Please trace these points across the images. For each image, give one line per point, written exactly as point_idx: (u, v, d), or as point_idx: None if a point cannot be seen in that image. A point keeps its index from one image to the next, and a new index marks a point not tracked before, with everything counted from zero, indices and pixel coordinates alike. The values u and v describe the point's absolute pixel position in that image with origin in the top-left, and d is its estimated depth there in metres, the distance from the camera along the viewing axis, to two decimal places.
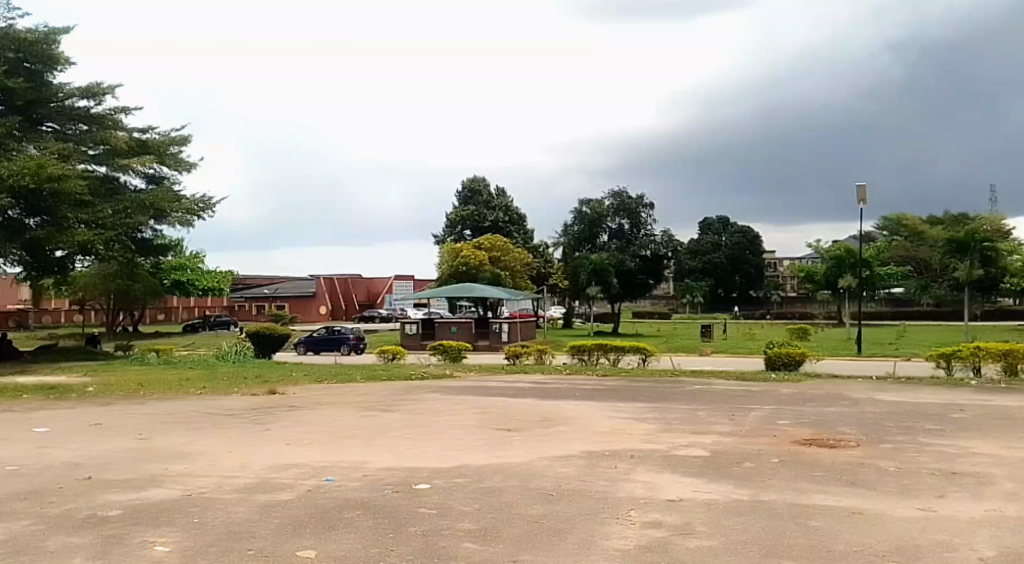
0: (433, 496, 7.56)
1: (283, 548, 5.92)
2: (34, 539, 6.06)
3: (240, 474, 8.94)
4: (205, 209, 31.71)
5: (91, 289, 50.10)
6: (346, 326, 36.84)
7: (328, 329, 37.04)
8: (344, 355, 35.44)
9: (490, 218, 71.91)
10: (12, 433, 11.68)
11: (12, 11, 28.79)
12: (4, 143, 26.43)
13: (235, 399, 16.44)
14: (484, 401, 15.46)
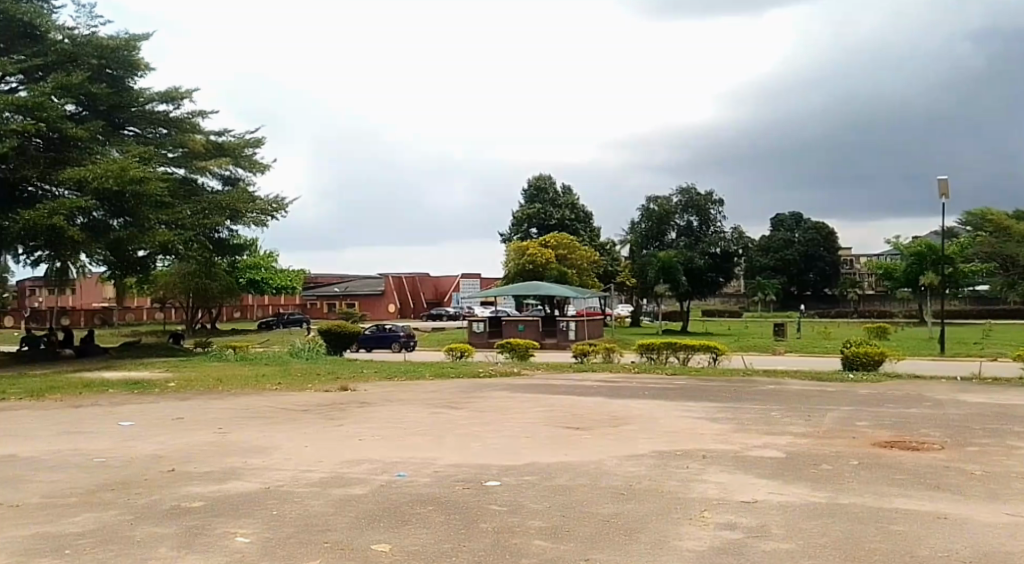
0: (503, 493, 7.60)
1: (358, 541, 6.04)
2: (122, 528, 6.33)
3: (315, 468, 9.16)
4: (277, 209, 32.68)
5: (172, 288, 52.11)
6: (398, 325, 37.56)
7: (379, 326, 37.78)
8: (393, 352, 36.09)
9: (556, 215, 71.81)
10: (100, 426, 12.24)
11: (95, 19, 30.01)
12: (89, 147, 27.66)
13: (308, 394, 16.85)
14: (552, 399, 15.46)
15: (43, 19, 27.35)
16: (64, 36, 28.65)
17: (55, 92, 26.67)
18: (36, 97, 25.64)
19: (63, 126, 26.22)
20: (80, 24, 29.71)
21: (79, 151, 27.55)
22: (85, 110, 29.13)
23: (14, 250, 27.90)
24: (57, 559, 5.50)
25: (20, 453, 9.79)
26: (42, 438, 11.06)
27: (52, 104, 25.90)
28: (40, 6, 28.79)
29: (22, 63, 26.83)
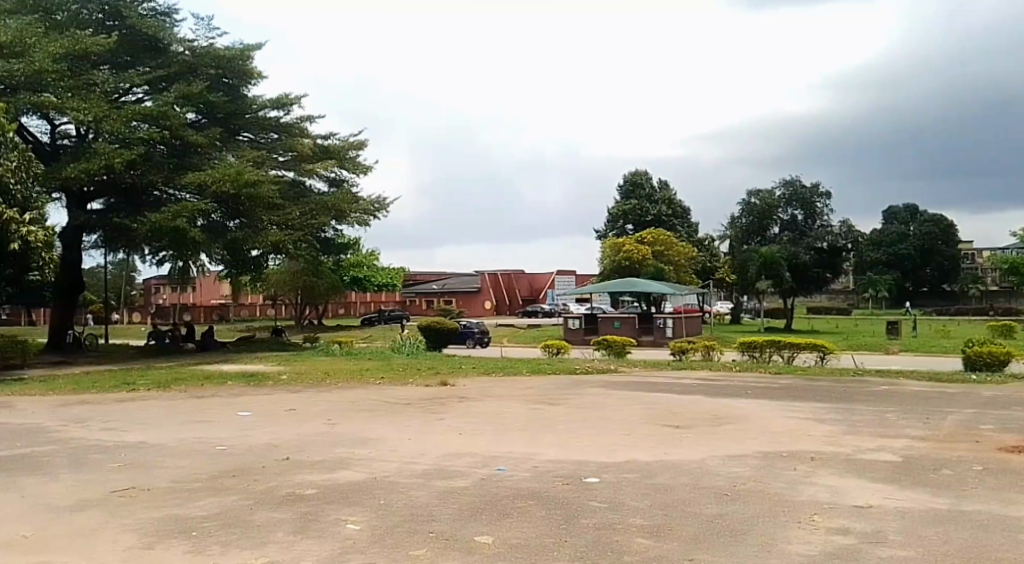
0: (604, 490, 7.60)
1: (462, 532, 6.18)
2: (242, 513, 6.69)
3: (419, 460, 9.41)
4: (380, 210, 33.67)
5: (282, 285, 54.45)
6: (470, 322, 38.33)
7: None
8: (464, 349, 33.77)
9: (652, 211, 70.90)
10: (218, 416, 12.95)
11: (213, 31, 31.59)
12: (208, 153, 29.28)
13: (410, 389, 17.29)
14: (651, 397, 15.31)
15: (166, 33, 29.06)
16: (185, 48, 30.26)
17: (177, 101, 28.38)
18: (161, 106, 27.37)
19: (185, 133, 27.91)
20: (199, 36, 31.36)
21: (199, 157, 29.19)
22: (203, 118, 30.81)
23: (142, 250, 29.80)
24: (185, 539, 5.86)
25: (149, 440, 10.47)
26: (168, 426, 11.80)
27: (175, 113, 27.60)
28: (162, 20, 30.60)
29: (148, 75, 28.60)
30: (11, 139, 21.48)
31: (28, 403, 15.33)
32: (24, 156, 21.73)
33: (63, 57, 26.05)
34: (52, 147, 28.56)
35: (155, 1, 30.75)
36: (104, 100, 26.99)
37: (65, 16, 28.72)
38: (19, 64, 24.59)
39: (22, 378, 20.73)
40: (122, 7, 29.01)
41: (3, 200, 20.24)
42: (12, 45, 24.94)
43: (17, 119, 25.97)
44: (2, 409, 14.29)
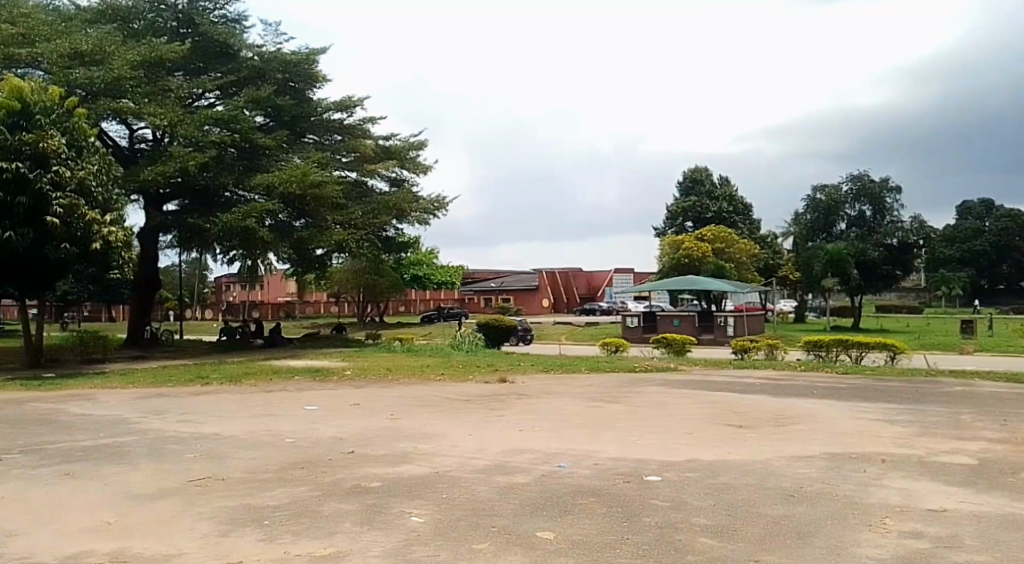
0: (666, 489, 7.57)
1: (523, 527, 6.24)
2: (312, 504, 6.89)
3: (481, 456, 9.53)
4: (440, 209, 34.06)
5: (345, 283, 55.57)
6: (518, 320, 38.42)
7: None
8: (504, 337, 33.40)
9: (713, 208, 69.87)
10: (286, 410, 13.32)
11: (281, 37, 32.34)
12: (275, 155, 30.02)
13: (471, 385, 17.48)
14: (713, 396, 15.14)
15: (236, 39, 29.89)
16: (254, 53, 31.06)
17: (246, 105, 29.26)
18: (231, 111, 28.27)
19: (254, 137, 28.73)
20: (268, 42, 32.14)
21: (267, 160, 29.99)
22: (271, 121, 31.65)
23: (213, 250, 30.79)
24: (258, 527, 6.07)
25: (221, 432, 10.83)
26: (239, 419, 12.19)
27: (244, 117, 28.47)
28: (232, 26, 31.49)
29: (219, 80, 29.53)
30: (92, 144, 22.50)
31: (109, 395, 16.04)
32: (105, 160, 22.73)
33: (139, 65, 27.12)
34: (129, 151, 29.71)
35: (226, 8, 31.65)
36: (177, 105, 27.97)
37: (142, 25, 29.86)
38: (100, 72, 25.69)
39: (104, 372, 21.66)
40: (194, 15, 29.99)
41: (86, 202, 21.20)
42: (93, 54, 26.09)
43: (98, 125, 27.10)
44: (86, 401, 14.97)
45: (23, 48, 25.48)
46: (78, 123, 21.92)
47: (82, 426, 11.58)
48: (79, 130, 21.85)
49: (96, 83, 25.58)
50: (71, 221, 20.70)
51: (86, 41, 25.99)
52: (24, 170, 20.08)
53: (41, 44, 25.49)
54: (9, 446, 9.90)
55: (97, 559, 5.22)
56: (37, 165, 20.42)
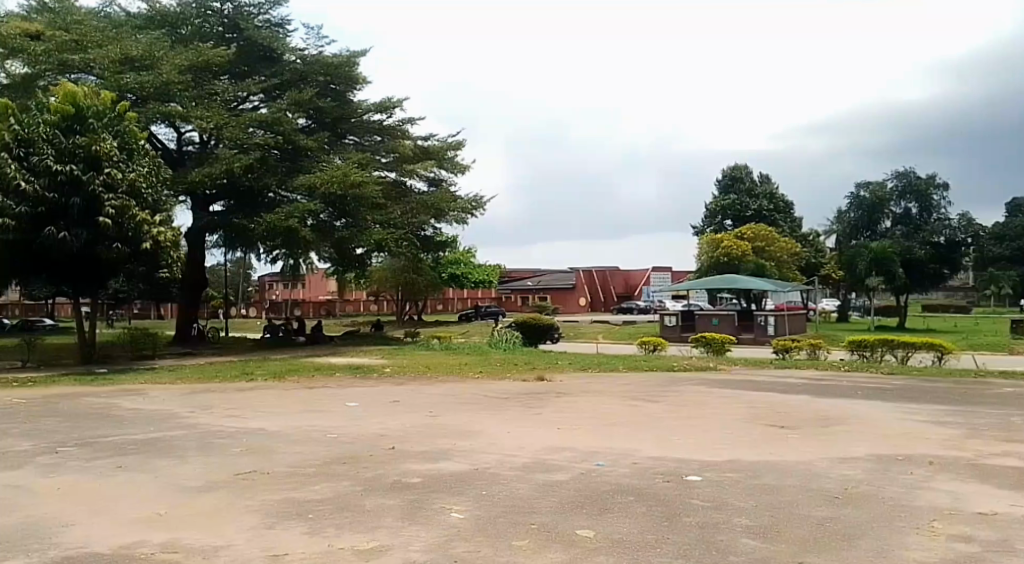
0: (706, 489, 7.51)
1: (563, 525, 6.25)
2: (354, 498, 6.98)
3: (519, 453, 9.55)
4: (477, 208, 34.19)
5: (384, 282, 56.10)
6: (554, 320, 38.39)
7: None
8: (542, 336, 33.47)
9: (753, 206, 69.05)
10: (328, 406, 13.51)
11: (322, 40, 32.70)
12: (317, 156, 30.41)
13: (509, 383, 17.53)
14: (754, 396, 14.97)
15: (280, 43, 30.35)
16: (297, 57, 31.45)
17: (289, 108, 29.68)
18: (274, 113, 28.72)
19: (296, 139, 29.13)
20: (310, 45, 32.54)
21: (309, 161, 30.41)
22: (313, 123, 32.06)
23: (256, 249, 31.32)
24: (303, 521, 6.18)
25: (266, 427, 11.04)
26: (283, 414, 12.40)
27: (287, 119, 28.91)
28: (276, 30, 31.92)
29: (264, 83, 30.00)
30: (143, 147, 23.01)
31: (158, 390, 16.43)
32: (154, 163, 23.22)
33: (187, 69, 27.68)
34: (177, 153, 30.31)
35: (270, 13, 32.12)
36: (223, 108, 28.45)
37: (189, 30, 30.48)
38: (150, 76, 26.31)
39: (154, 368, 22.22)
40: (240, 19, 30.48)
41: (137, 203, 21.70)
42: (143, 59, 26.73)
43: (148, 128, 27.72)
44: (137, 395, 15.37)
45: (77, 54, 26.19)
46: (129, 127, 22.44)
47: (134, 420, 11.90)
48: (131, 133, 22.36)
49: (146, 87, 26.21)
50: (122, 222, 21.21)
51: (136, 47, 26.66)
52: (77, 172, 20.66)
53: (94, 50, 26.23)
54: (66, 439, 10.21)
55: (149, 549, 5.36)
56: (90, 167, 21.00)
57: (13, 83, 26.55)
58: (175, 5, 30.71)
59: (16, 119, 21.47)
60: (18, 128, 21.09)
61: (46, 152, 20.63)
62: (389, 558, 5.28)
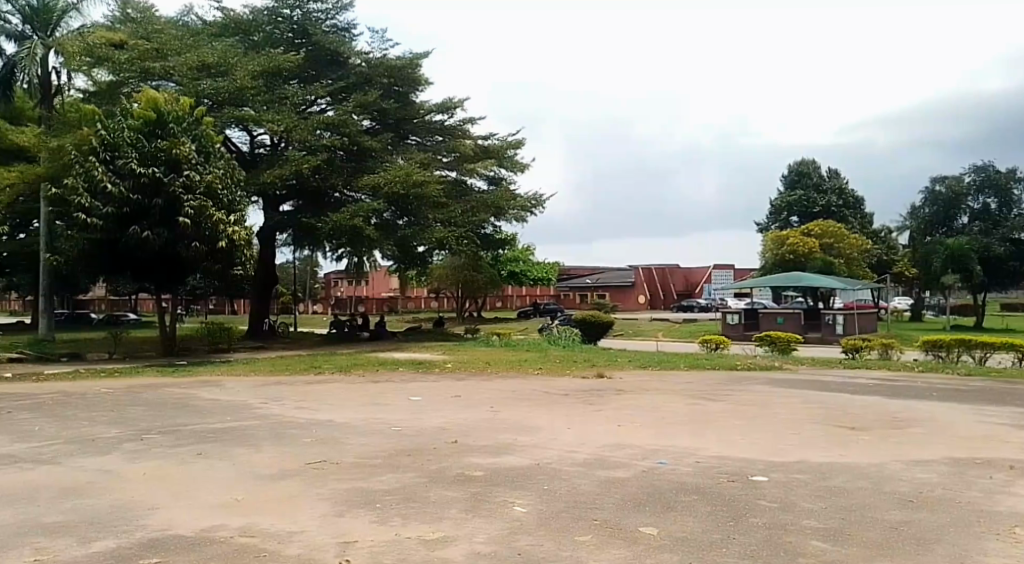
0: (773, 489, 7.36)
1: (627, 522, 6.21)
2: (419, 490, 7.08)
3: (581, 449, 9.53)
4: (537, 206, 34.24)
5: (444, 279, 56.67)
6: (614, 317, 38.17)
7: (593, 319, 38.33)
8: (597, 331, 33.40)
9: (820, 202, 67.35)
10: (392, 400, 13.72)
11: (386, 42, 33.11)
12: (380, 156, 30.86)
13: (569, 380, 17.52)
14: (822, 396, 14.61)
15: (345, 47, 30.86)
16: (362, 60, 31.94)
17: (354, 110, 30.22)
18: (341, 115, 29.28)
19: (361, 140, 29.67)
20: (374, 49, 33.01)
21: (373, 161, 30.91)
22: (377, 124, 32.53)
23: (323, 247, 31.98)
24: (369, 510, 6.29)
25: (333, 419, 11.28)
26: (350, 407, 12.65)
27: (353, 121, 29.44)
28: (343, 35, 32.38)
29: (331, 86, 30.56)
30: (218, 150, 23.74)
31: (230, 382, 16.99)
32: (230, 165, 23.90)
33: (259, 75, 28.43)
34: (250, 156, 31.15)
35: (337, 18, 32.62)
36: (292, 112, 29.09)
37: (261, 37, 31.27)
38: (225, 82, 27.17)
39: (229, 360, 22.99)
40: (308, 25, 31.07)
41: (214, 203, 22.43)
42: (218, 66, 27.61)
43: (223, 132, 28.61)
44: (211, 387, 15.92)
45: (157, 62, 27.20)
46: (207, 131, 23.20)
47: (210, 410, 12.31)
48: (207, 137, 23.12)
49: (221, 93, 27.10)
50: (200, 222, 21.90)
51: (211, 54, 27.49)
52: (158, 174, 21.50)
53: (173, 59, 27.24)
54: (147, 427, 10.64)
55: (227, 532, 5.55)
56: (171, 169, 21.84)
57: (100, 91, 27.78)
58: (247, 12, 31.54)
59: (103, 124, 22.48)
60: (104, 133, 22.08)
61: (131, 156, 21.57)
62: (455, 549, 5.34)
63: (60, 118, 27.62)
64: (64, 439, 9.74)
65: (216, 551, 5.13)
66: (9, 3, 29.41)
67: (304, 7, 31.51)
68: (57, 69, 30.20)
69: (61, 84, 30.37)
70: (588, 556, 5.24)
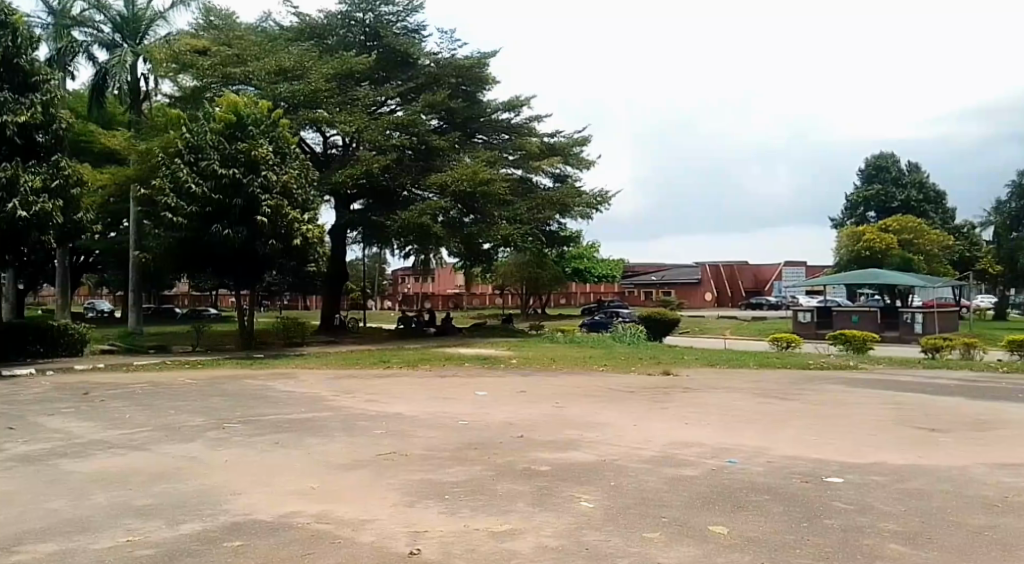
0: (848, 491, 7.21)
1: (696, 520, 6.18)
2: (487, 483, 7.19)
3: (648, 446, 9.49)
4: (602, 203, 34.13)
5: (509, 276, 56.97)
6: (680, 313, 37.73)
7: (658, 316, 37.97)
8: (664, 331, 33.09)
9: (899, 197, 65.06)
10: (459, 394, 13.91)
11: (455, 42, 33.47)
12: (448, 155, 31.24)
13: (635, 377, 17.45)
14: (899, 397, 14.16)
15: (415, 48, 31.32)
16: (431, 61, 32.40)
17: (423, 110, 30.68)
18: (410, 115, 29.83)
19: (429, 139, 30.17)
20: (444, 49, 33.42)
21: (441, 160, 31.32)
22: (445, 124, 32.89)
23: (391, 245, 32.51)
24: (439, 501, 6.44)
25: (403, 412, 11.53)
26: (418, 401, 12.88)
27: (421, 120, 29.98)
28: (413, 37, 32.83)
29: (401, 87, 31.09)
30: (294, 151, 24.43)
31: (304, 374, 17.51)
32: (305, 166, 24.58)
33: (333, 77, 29.12)
34: (324, 156, 31.89)
35: (407, 20, 33.09)
36: (364, 113, 29.67)
37: (335, 40, 31.94)
38: (301, 85, 27.93)
39: (304, 354, 23.66)
40: (379, 28, 31.65)
41: (289, 202, 23.15)
42: (294, 70, 28.33)
43: (298, 134, 29.41)
44: (287, 379, 16.45)
45: (237, 67, 28.13)
46: (283, 133, 23.91)
47: (286, 401, 12.73)
48: (284, 139, 23.81)
49: (297, 95, 27.89)
50: (277, 221, 22.62)
51: (288, 58, 28.26)
52: (238, 175, 22.25)
53: (253, 64, 28.14)
54: (228, 416, 11.08)
55: (303, 519, 5.75)
56: (249, 170, 22.58)
57: (184, 96, 28.92)
58: (322, 17, 32.34)
59: (188, 128, 23.41)
60: (188, 136, 23.03)
61: (213, 157, 22.40)
62: (524, 542, 5.42)
63: (147, 122, 28.85)
64: (152, 427, 10.25)
65: (294, 537, 5.34)
66: (100, 13, 30.83)
67: (377, 10, 32.06)
68: (145, 75, 31.52)
69: (149, 90, 31.70)
70: (656, 553, 5.24)
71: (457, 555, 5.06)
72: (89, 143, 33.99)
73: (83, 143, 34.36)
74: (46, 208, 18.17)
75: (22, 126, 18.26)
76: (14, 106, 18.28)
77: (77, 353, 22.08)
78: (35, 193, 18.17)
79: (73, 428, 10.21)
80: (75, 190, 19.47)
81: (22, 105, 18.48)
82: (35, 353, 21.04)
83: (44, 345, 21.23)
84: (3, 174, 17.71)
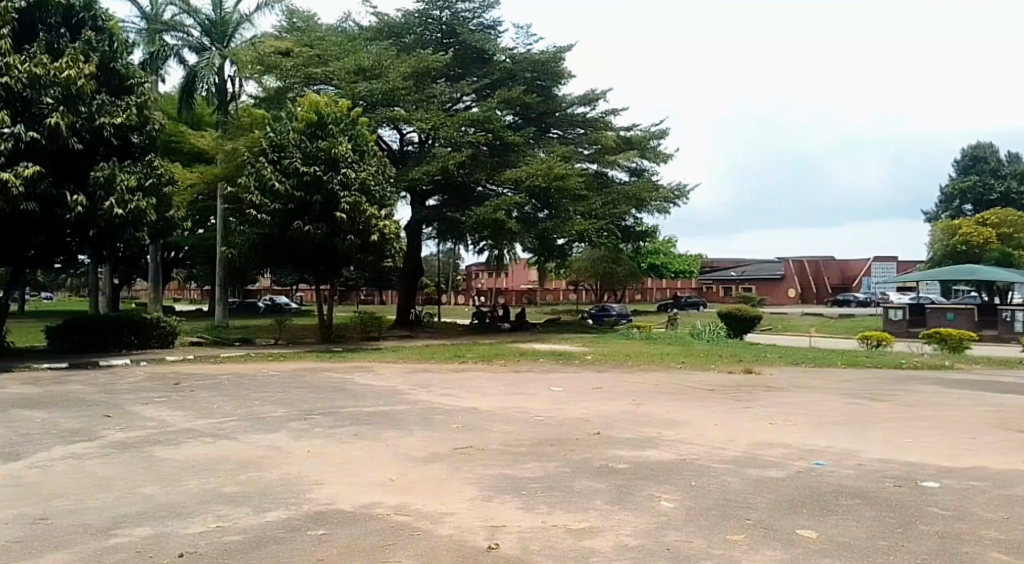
0: (945, 496, 6.84)
1: (782, 523, 5.96)
2: (564, 479, 7.12)
3: (729, 446, 9.25)
4: (679, 197, 33.62)
5: (583, 271, 56.66)
6: None
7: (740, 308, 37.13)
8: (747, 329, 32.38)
9: (998, 188, 61.81)
10: (536, 389, 13.90)
11: (530, 37, 33.40)
12: (521, 150, 31.30)
13: (716, 375, 17.09)
14: (999, 399, 13.38)
15: (491, 44, 31.40)
16: (507, 56, 32.37)
17: (498, 106, 30.72)
18: (485, 112, 30.03)
19: (504, 134, 30.22)
20: (520, 44, 33.32)
21: (515, 155, 31.34)
22: (520, 119, 32.93)
23: (465, 240, 32.72)
24: (517, 496, 6.40)
25: (480, 406, 11.56)
26: (494, 395, 12.93)
27: (496, 117, 30.08)
28: (489, 32, 32.92)
29: (476, 83, 31.35)
30: (372, 149, 24.88)
31: (385, 368, 17.86)
32: (382, 163, 25.01)
33: (410, 76, 29.42)
34: (400, 154, 32.34)
35: (483, 16, 33.15)
36: (440, 110, 29.99)
37: (413, 38, 32.34)
38: (379, 84, 28.44)
39: (380, 348, 24.01)
40: (456, 25, 31.89)
41: (367, 199, 23.56)
42: (373, 69, 28.75)
43: (376, 131, 30.01)
44: (366, 372, 16.80)
45: (319, 68, 28.81)
46: (362, 131, 24.41)
47: (364, 394, 12.97)
48: (362, 137, 24.32)
49: (376, 94, 28.47)
50: (355, 217, 23.07)
51: (367, 57, 28.70)
52: (319, 173, 22.76)
53: (333, 64, 28.79)
54: (310, 408, 11.34)
55: (384, 510, 5.81)
56: (330, 168, 23.12)
57: (269, 96, 29.74)
58: (400, 15, 32.71)
59: (272, 127, 24.10)
60: (271, 134, 23.71)
61: (295, 156, 22.97)
62: (604, 540, 5.33)
63: (233, 122, 29.85)
64: (239, 416, 10.58)
65: (374, 527, 5.39)
66: (190, 17, 32.05)
67: (454, 7, 32.30)
68: (231, 77, 32.64)
69: (235, 91, 32.78)
70: (741, 556, 5.07)
71: (536, 551, 5.00)
72: (179, 143, 35.53)
73: (174, 143, 35.89)
74: (140, 206, 18.95)
75: (118, 127, 19.11)
76: (111, 108, 19.18)
77: (169, 345, 23.03)
78: (130, 192, 18.93)
79: (166, 416, 10.64)
80: (166, 189, 20.23)
81: (118, 107, 19.38)
82: (130, 344, 21.98)
83: (138, 337, 22.15)
84: (101, 173, 18.55)
